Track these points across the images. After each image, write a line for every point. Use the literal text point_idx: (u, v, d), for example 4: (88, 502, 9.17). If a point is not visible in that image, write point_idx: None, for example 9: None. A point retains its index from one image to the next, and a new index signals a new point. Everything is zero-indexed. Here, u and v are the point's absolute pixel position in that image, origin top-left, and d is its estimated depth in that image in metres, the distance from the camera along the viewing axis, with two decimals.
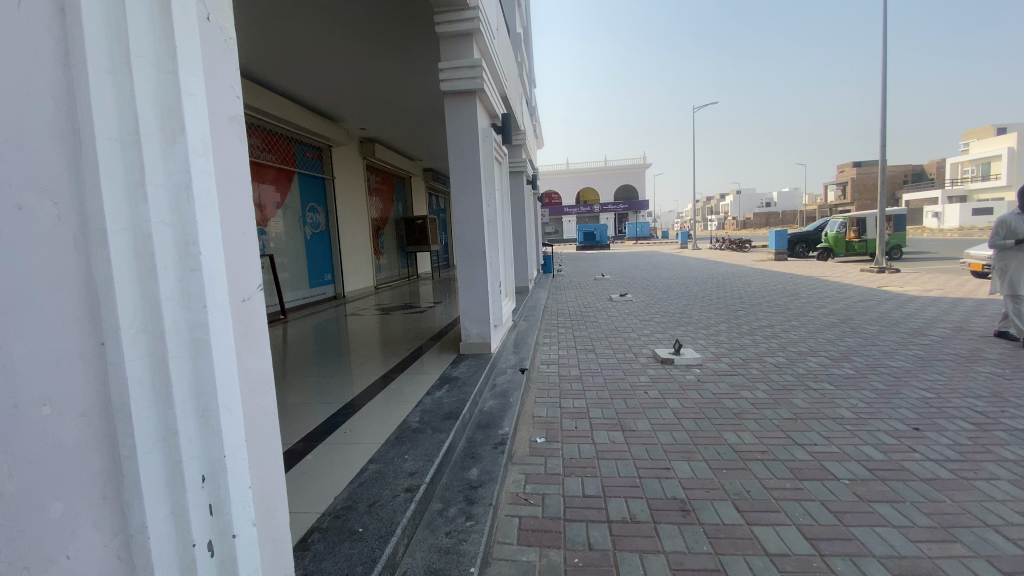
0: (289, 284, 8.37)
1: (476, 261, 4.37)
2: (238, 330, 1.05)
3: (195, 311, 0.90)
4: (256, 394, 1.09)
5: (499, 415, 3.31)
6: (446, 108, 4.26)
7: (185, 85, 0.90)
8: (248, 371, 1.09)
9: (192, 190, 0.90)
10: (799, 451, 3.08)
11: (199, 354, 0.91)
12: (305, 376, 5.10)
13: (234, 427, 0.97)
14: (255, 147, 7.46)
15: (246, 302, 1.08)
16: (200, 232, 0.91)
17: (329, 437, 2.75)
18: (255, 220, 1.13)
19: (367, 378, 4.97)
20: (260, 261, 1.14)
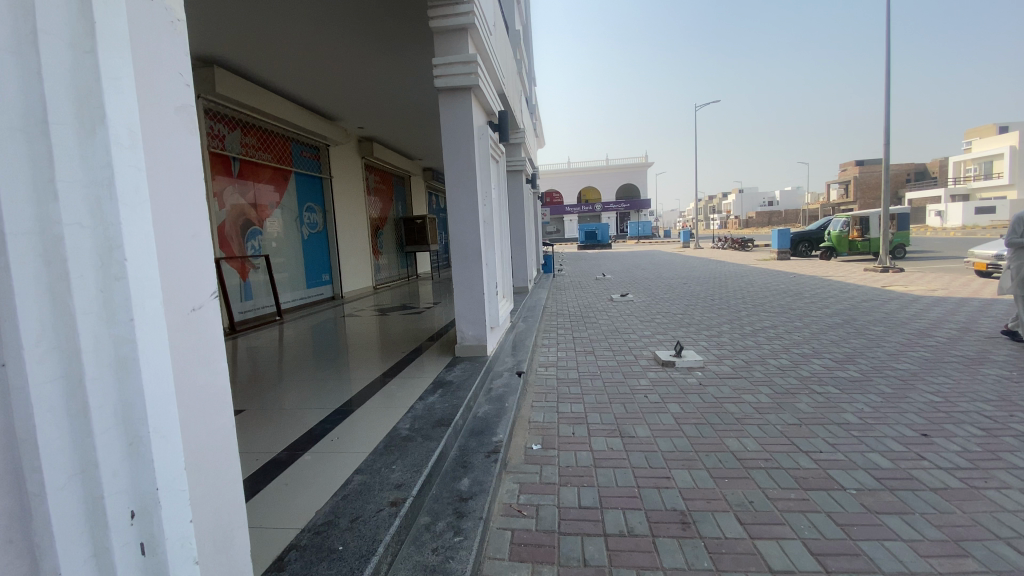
0: (286, 285, 8.28)
1: (472, 262, 4.27)
2: (182, 342, 1.00)
3: (119, 325, 0.84)
4: (203, 415, 1.04)
5: (493, 421, 3.21)
6: (441, 105, 4.16)
7: (107, 66, 0.83)
8: (197, 388, 1.04)
9: (115, 189, 0.84)
10: (804, 459, 2.98)
11: (126, 373, 0.85)
12: (299, 379, 5.00)
13: (171, 456, 0.91)
14: (251, 146, 7.37)
15: (195, 312, 1.04)
16: (125, 235, 0.85)
17: (315, 446, 2.66)
18: (206, 222, 1.09)
19: (362, 381, 4.87)
20: (212, 265, 1.10)
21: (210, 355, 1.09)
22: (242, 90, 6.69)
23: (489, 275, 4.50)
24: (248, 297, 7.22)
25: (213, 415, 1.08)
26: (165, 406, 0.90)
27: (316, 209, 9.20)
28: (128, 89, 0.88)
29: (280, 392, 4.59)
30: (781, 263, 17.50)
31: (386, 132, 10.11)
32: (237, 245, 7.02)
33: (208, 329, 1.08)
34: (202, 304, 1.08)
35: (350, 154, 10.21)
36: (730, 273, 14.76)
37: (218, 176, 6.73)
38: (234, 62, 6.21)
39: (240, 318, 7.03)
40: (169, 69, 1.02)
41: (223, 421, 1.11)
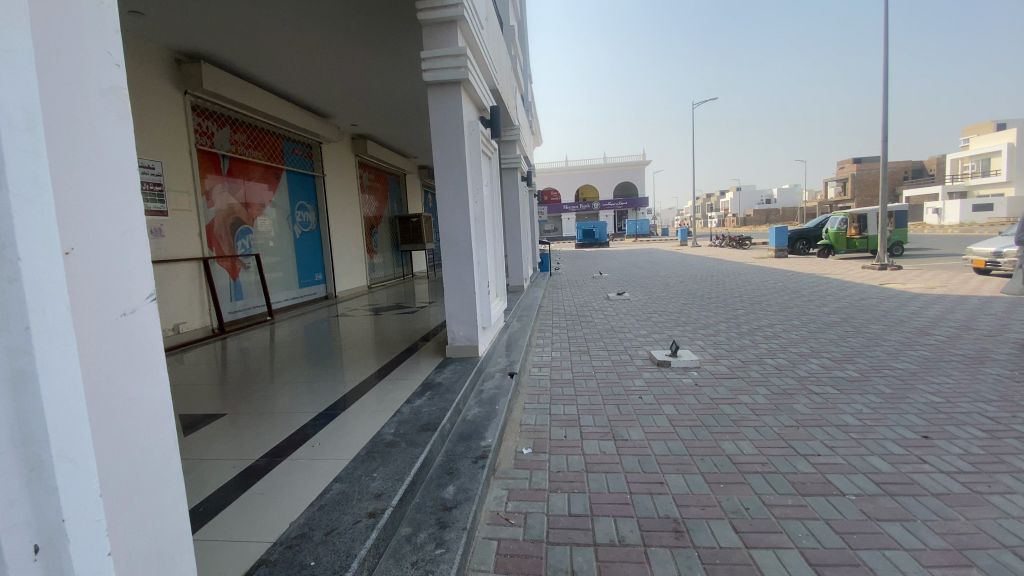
0: (278, 284, 8.18)
1: (462, 260, 4.17)
2: (107, 349, 0.95)
3: (14, 335, 0.77)
4: (132, 433, 0.99)
5: (482, 424, 3.11)
6: (431, 99, 4.05)
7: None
8: (129, 400, 1.00)
9: (8, 179, 0.77)
10: (802, 462, 2.89)
11: (24, 391, 0.78)
12: (288, 380, 4.90)
13: (81, 481, 0.85)
14: (241, 144, 7.26)
15: (127, 317, 1.00)
16: (18, 230, 0.77)
17: (295, 452, 2.56)
18: (139, 218, 1.04)
19: (352, 382, 4.76)
20: (149, 264, 1.06)
21: (144, 364, 1.04)
22: (231, 87, 6.56)
23: (481, 273, 4.41)
24: (239, 297, 7.09)
25: (149, 431, 1.04)
26: (74, 425, 0.85)
27: (309, 208, 9.08)
28: (26, 65, 0.80)
29: (268, 393, 4.48)
30: (779, 261, 17.43)
31: (380, 129, 10.01)
32: (226, 244, 6.90)
33: (142, 335, 1.03)
34: (138, 307, 1.04)
35: (343, 152, 10.10)
36: (728, 271, 14.66)
37: (208, 173, 6.62)
38: (221, 56, 6.09)
39: (230, 318, 6.91)
40: (90, 50, 0.96)
41: (163, 437, 1.07)
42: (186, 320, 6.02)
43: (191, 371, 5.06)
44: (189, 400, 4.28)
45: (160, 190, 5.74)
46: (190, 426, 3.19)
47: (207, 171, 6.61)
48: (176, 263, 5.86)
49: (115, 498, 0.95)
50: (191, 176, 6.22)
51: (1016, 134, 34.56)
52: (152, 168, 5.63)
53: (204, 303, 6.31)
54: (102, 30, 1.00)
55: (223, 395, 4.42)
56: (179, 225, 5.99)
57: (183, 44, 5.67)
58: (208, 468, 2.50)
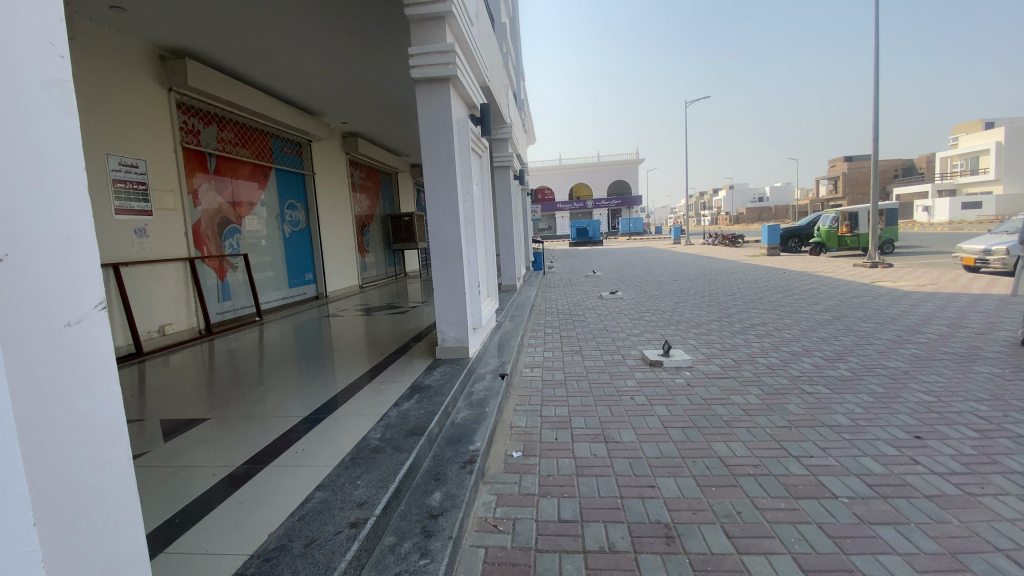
0: (267, 284, 8.07)
1: (452, 260, 4.10)
2: (49, 363, 0.90)
3: None
4: (78, 452, 0.95)
5: (471, 428, 3.06)
6: (419, 97, 3.98)
7: None
8: (74, 417, 0.95)
9: None
10: (794, 464, 2.86)
11: None
12: (275, 381, 4.82)
13: (12, 507, 0.80)
14: (228, 142, 7.15)
15: (71, 328, 0.95)
16: None
17: (277, 458, 2.50)
18: (87, 219, 0.99)
19: (340, 384, 4.69)
20: (98, 270, 1.01)
21: (91, 378, 0.99)
22: (216, 83, 6.43)
23: (471, 274, 4.34)
24: (227, 298, 6.99)
25: (99, 448, 0.99)
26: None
27: (299, 207, 8.97)
28: None
29: (255, 396, 4.41)
30: (771, 259, 17.50)
31: (371, 127, 9.92)
32: (214, 243, 6.80)
33: (88, 344, 0.98)
34: (85, 317, 0.99)
35: (334, 150, 9.99)
36: (720, 269, 14.70)
37: (194, 172, 6.51)
38: (206, 52, 5.98)
39: (218, 319, 6.81)
40: (28, 39, 0.91)
41: (117, 456, 1.03)
42: (172, 321, 5.92)
43: (177, 373, 4.97)
44: (174, 403, 4.20)
45: (144, 189, 5.63)
46: (172, 432, 3.11)
47: (194, 170, 6.51)
48: (161, 263, 5.75)
49: (58, 524, 0.90)
50: (176, 175, 6.11)
51: (1004, 133, 34.92)
52: (136, 167, 5.51)
53: (190, 304, 6.20)
54: (44, 19, 0.94)
55: (209, 398, 4.34)
56: (164, 224, 5.88)
57: (167, 39, 5.56)
58: (186, 476, 2.43)
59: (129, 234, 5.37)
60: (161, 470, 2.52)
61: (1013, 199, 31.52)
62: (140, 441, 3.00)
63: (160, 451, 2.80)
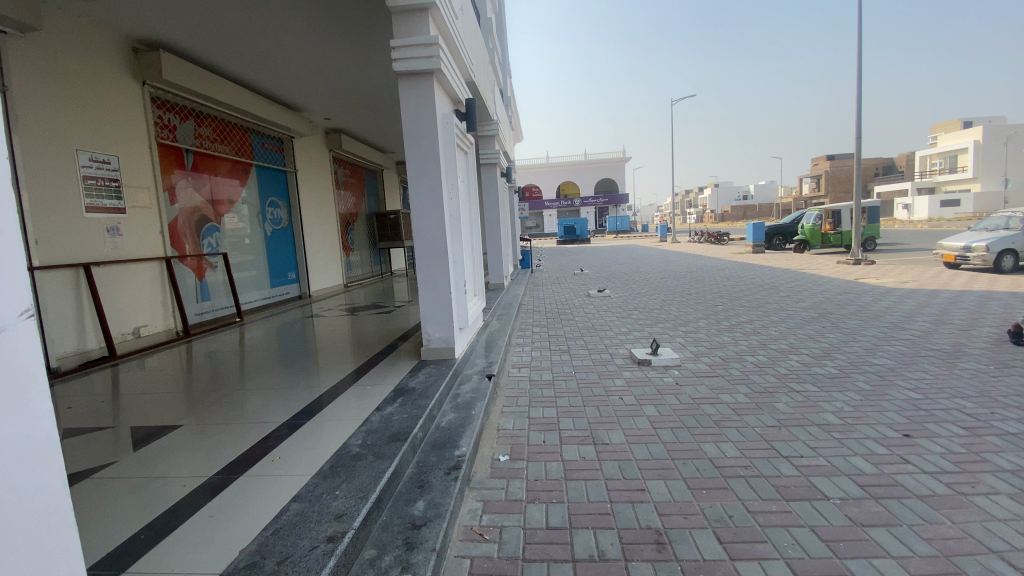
0: (248, 284, 7.87)
1: (437, 259, 4.00)
2: None
3: None
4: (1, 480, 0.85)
5: (457, 432, 2.96)
6: (402, 91, 3.87)
7: None
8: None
9: None
10: (785, 465, 2.82)
11: None
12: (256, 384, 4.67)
13: None
14: (207, 137, 6.95)
15: None
16: None
17: (253, 468, 2.38)
18: (12, 218, 0.89)
19: (323, 386, 4.56)
20: (25, 274, 0.91)
21: (17, 397, 0.89)
22: (194, 77, 6.23)
23: (457, 273, 4.24)
24: (205, 298, 6.80)
25: (25, 475, 0.90)
26: None
27: (280, 204, 8.78)
28: None
29: (234, 400, 4.26)
30: (756, 257, 17.62)
31: (355, 123, 9.75)
32: (191, 242, 6.61)
33: (11, 358, 0.89)
34: (10, 325, 0.89)
35: (316, 146, 9.80)
36: (706, 267, 14.77)
37: (170, 169, 6.31)
38: (182, 44, 5.78)
39: (196, 320, 6.61)
40: None
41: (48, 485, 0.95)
42: (147, 323, 5.73)
43: (152, 377, 4.81)
44: (148, 408, 4.04)
45: (117, 185, 5.44)
46: (143, 440, 2.97)
47: (170, 166, 6.31)
48: (135, 263, 5.56)
49: None
50: (150, 172, 5.92)
51: (981, 132, 35.69)
52: (108, 163, 5.32)
53: (167, 305, 6.01)
54: None
55: (185, 402, 4.19)
56: (138, 223, 5.68)
57: (140, 31, 5.37)
58: (155, 488, 2.30)
59: (100, 233, 5.17)
60: (128, 482, 2.39)
61: (990, 197, 32.24)
62: (109, 450, 2.86)
63: (130, 460, 2.66)
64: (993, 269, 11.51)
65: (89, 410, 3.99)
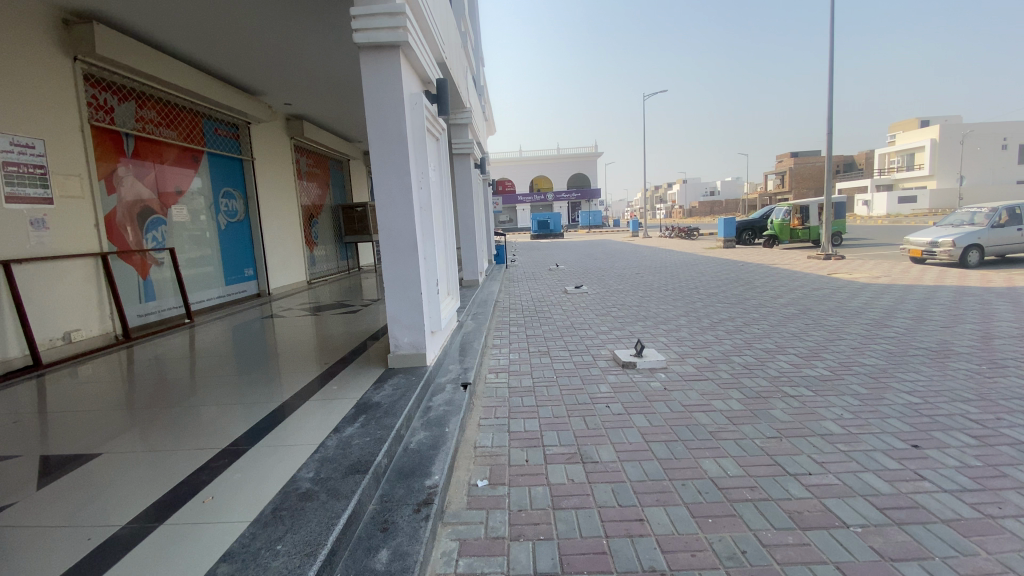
0: (200, 281, 7.24)
1: (406, 256, 3.58)
2: None
3: None
4: None
5: (428, 456, 2.59)
6: (363, 65, 3.42)
7: None
8: None
9: None
10: (793, 484, 2.56)
11: None
12: (203, 394, 4.16)
13: None
14: (150, 121, 6.34)
15: None
16: None
17: (178, 513, 1.95)
18: None
19: (278, 396, 4.06)
20: None
21: None
22: (133, 52, 5.62)
23: (428, 272, 3.84)
24: (150, 298, 6.19)
25: None
26: None
27: (235, 195, 8.14)
28: None
29: (180, 414, 3.74)
30: (728, 252, 17.68)
31: (318, 108, 9.16)
32: (133, 236, 6.00)
33: None
34: None
35: (276, 133, 9.17)
36: (680, 262, 14.69)
37: (107, 154, 5.69)
38: (120, 16, 5.18)
39: (138, 322, 6.00)
40: None
41: None
42: (80, 327, 5.10)
43: (81, 389, 4.23)
44: (76, 427, 3.49)
45: (44, 173, 4.81)
46: (52, 473, 2.46)
47: (107, 152, 5.68)
48: (66, 261, 4.94)
49: None
50: (83, 158, 5.26)
51: (936, 132, 37.02)
52: (31, 148, 4.68)
53: (103, 305, 5.39)
54: None
55: (121, 419, 3.65)
56: (68, 215, 5.04)
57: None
58: (51, 543, 1.82)
59: (22, 226, 4.55)
60: (22, 534, 1.90)
61: (945, 194, 33.55)
62: (4, 487, 2.34)
63: (29, 502, 2.17)
64: (958, 264, 11.75)
65: (3, 430, 3.42)
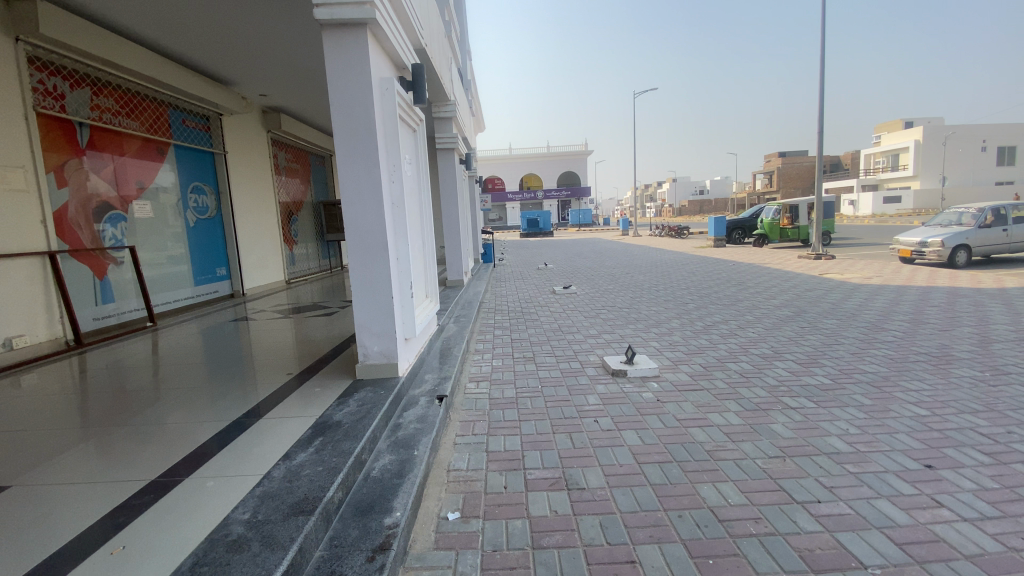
0: (167, 282, 6.85)
1: (376, 258, 3.26)
2: None
3: None
4: None
5: (391, 486, 2.28)
6: (326, 45, 3.09)
7: None
8: None
9: None
10: (802, 515, 2.28)
11: None
12: (158, 403, 3.82)
13: None
14: (108, 110, 5.95)
15: None
16: None
17: (79, 569, 1.63)
18: None
19: (241, 403, 3.72)
20: None
21: None
22: (82, 33, 5.22)
23: (402, 274, 3.52)
24: (108, 300, 5.81)
25: None
26: None
27: (206, 190, 7.74)
28: None
29: (132, 425, 3.40)
30: (719, 251, 17.54)
31: (296, 100, 8.76)
32: (88, 233, 5.62)
33: None
34: None
35: (251, 126, 8.75)
36: (671, 262, 14.46)
37: (59, 145, 5.31)
38: None
39: (94, 326, 5.61)
40: None
41: None
42: (24, 332, 4.71)
43: (20, 401, 3.87)
44: (14, 443, 3.16)
45: None
46: None
47: (58, 142, 5.30)
48: (9, 259, 4.56)
49: None
50: (28, 149, 4.87)
51: (922, 133, 37.27)
52: None
53: (52, 309, 5.01)
54: None
55: (66, 432, 3.31)
56: (9, 209, 4.65)
57: None
58: None
59: None
60: None
61: (930, 194, 33.80)
62: None
63: None
64: (948, 265, 11.63)
65: None
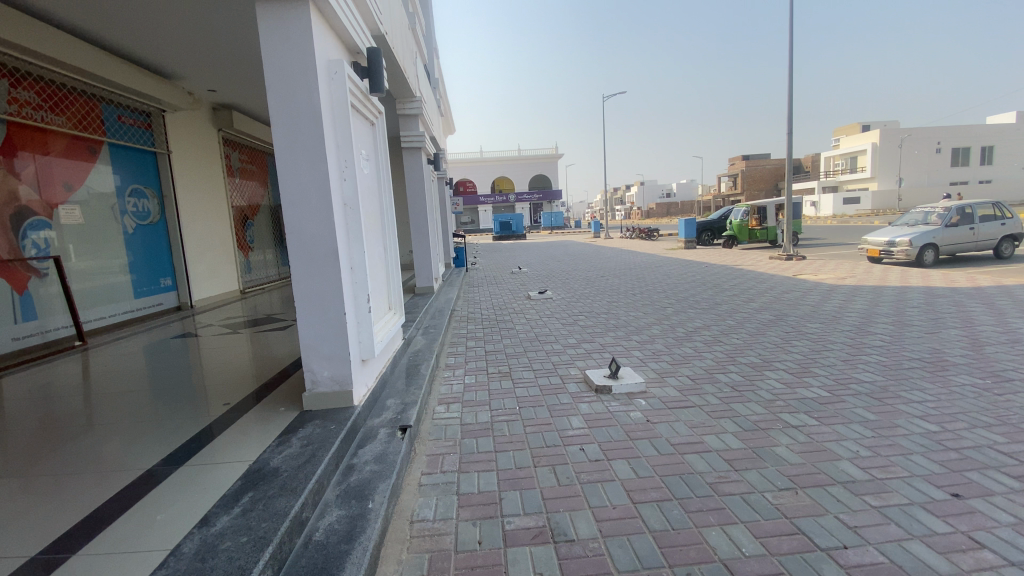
0: (103, 294, 6.17)
1: (324, 267, 2.80)
2: None
3: None
4: None
5: (339, 555, 1.84)
6: (259, 18, 2.62)
7: None
8: None
9: None
10: (830, 569, 1.94)
11: None
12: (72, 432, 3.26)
13: None
14: (28, 103, 5.27)
15: None
16: None
17: None
18: None
19: (171, 431, 3.20)
20: None
21: None
22: None
23: (356, 286, 3.05)
24: (29, 317, 5.13)
25: None
26: None
27: (148, 194, 7.07)
28: None
29: (33, 460, 2.85)
30: (690, 253, 17.54)
31: (248, 97, 8.17)
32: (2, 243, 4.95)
33: None
34: None
35: (199, 124, 8.10)
36: (645, 264, 14.30)
37: None
38: None
39: (13, 347, 4.95)
40: None
41: None
42: None
43: None
44: None
45: None
46: None
47: None
48: None
49: None
50: None
51: (878, 136, 38.56)
52: None
53: None
54: None
55: None
56: None
57: None
58: None
59: None
60: None
61: (887, 195, 34.95)
62: None
63: None
64: (916, 264, 11.76)
65: None
